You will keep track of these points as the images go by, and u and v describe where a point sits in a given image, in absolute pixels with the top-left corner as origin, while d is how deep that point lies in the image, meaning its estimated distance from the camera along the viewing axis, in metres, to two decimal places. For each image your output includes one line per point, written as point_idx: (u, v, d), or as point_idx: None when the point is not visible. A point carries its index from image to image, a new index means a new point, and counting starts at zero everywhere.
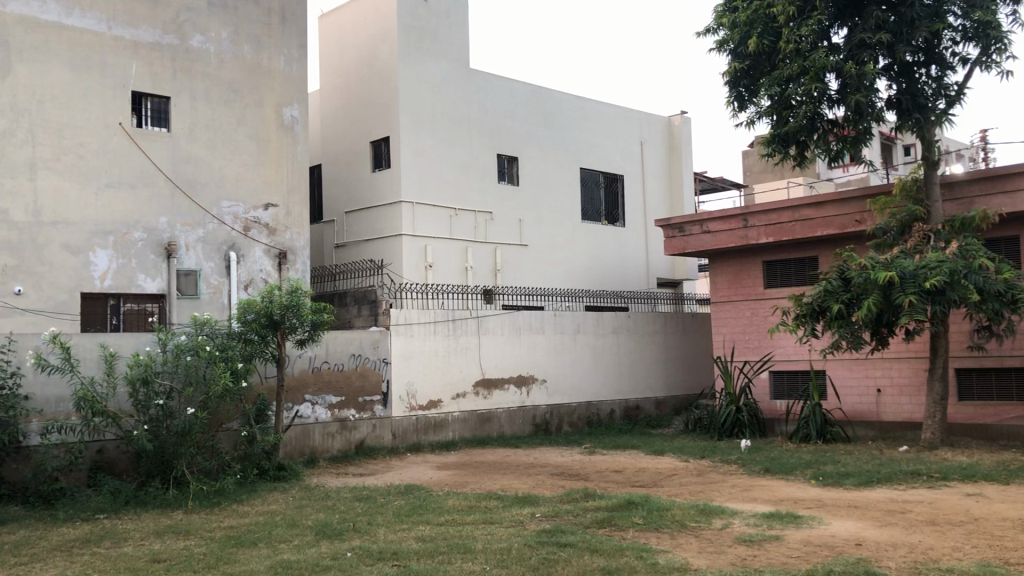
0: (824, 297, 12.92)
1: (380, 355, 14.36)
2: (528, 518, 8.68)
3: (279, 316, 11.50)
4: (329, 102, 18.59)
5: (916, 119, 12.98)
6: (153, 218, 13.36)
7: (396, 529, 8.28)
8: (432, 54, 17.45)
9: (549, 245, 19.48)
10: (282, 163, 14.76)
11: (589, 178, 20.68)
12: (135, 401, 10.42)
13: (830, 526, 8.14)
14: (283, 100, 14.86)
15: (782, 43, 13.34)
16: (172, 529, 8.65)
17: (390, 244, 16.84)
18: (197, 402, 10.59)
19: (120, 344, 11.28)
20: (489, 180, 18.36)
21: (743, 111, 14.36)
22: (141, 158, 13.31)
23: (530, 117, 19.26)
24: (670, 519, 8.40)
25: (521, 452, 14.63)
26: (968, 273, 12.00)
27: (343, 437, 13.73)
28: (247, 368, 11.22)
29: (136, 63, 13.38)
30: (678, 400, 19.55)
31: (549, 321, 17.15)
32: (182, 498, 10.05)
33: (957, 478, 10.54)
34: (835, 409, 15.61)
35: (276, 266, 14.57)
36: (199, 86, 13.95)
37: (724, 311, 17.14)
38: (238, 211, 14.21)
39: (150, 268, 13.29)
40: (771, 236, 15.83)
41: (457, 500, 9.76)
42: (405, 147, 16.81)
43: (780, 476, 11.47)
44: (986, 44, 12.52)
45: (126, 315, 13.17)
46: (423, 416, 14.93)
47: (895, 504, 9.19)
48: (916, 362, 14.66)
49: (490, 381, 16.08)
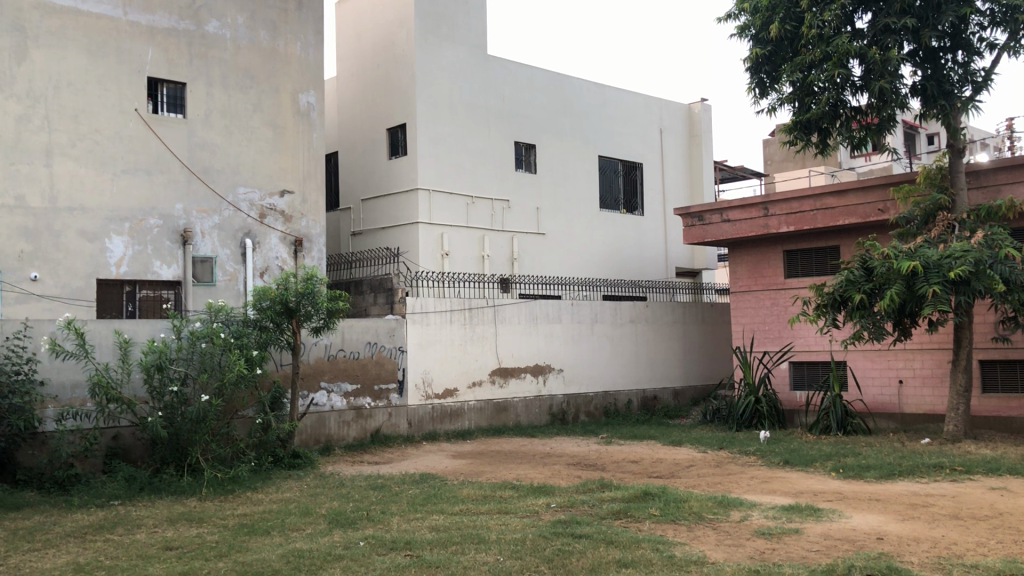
0: (845, 286, 12.72)
1: (396, 343, 14.29)
2: (543, 508, 8.58)
3: (294, 303, 11.44)
4: (346, 89, 18.49)
5: (941, 106, 12.74)
6: (168, 205, 13.32)
7: (410, 519, 8.20)
8: (450, 40, 17.32)
9: (567, 233, 19.33)
10: (298, 149, 14.69)
11: (608, 167, 20.49)
12: (150, 388, 10.40)
13: (851, 519, 7.99)
14: (299, 87, 14.77)
15: (805, 29, 13.11)
16: (185, 516, 8.61)
17: (407, 231, 16.75)
18: (212, 389, 10.56)
19: (136, 330, 11.25)
20: (506, 168, 18.23)
21: (764, 98, 14.14)
22: (158, 144, 13.27)
23: (548, 105, 19.10)
24: (687, 511, 8.27)
25: (537, 441, 14.53)
26: (994, 263, 11.75)
27: (358, 425, 13.68)
28: (262, 355, 11.18)
29: (152, 48, 13.34)
30: (697, 391, 19.39)
31: (567, 310, 17.02)
32: (197, 485, 10.03)
33: (981, 472, 10.33)
34: (856, 400, 15.41)
35: (292, 253, 14.51)
36: (215, 72, 13.89)
37: (743, 301, 16.95)
38: (254, 198, 14.16)
39: (165, 255, 13.26)
40: (792, 225, 15.61)
41: (472, 490, 9.68)
42: (423, 134, 16.70)
43: (799, 468, 11.31)
44: (1015, 28, 12.25)
45: (141, 302, 13.16)
46: (439, 404, 14.86)
47: (917, 497, 9.02)
48: (939, 353, 14.44)
49: (507, 370, 15.97)
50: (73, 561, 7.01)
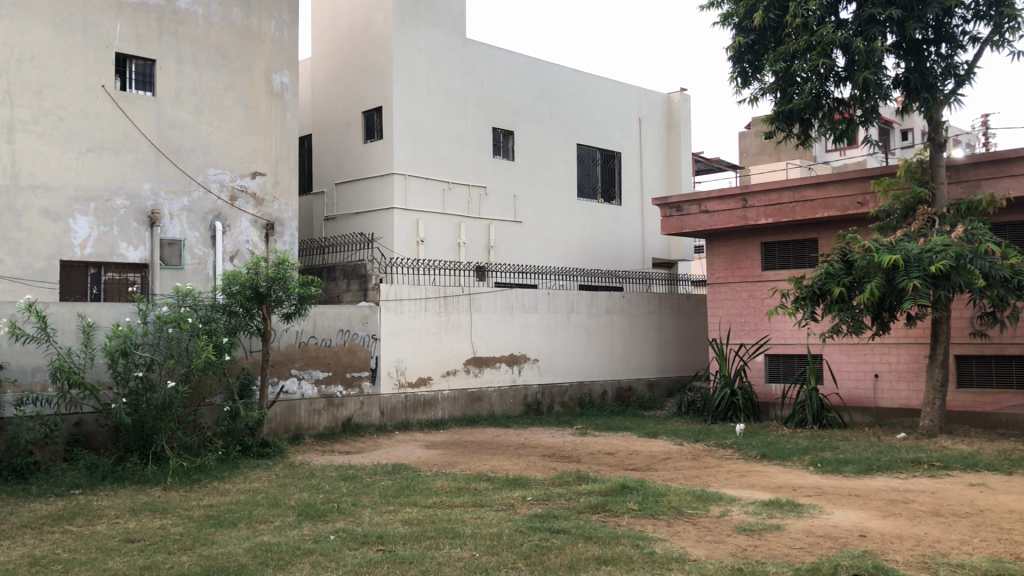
0: (824, 279, 12.61)
1: (369, 330, 14.01)
2: (519, 501, 8.38)
3: (265, 288, 11.14)
4: (321, 71, 18.11)
5: (924, 98, 12.62)
6: (136, 185, 12.93)
7: (382, 511, 7.96)
8: (428, 23, 17.00)
9: (544, 222, 19.11)
10: (271, 131, 14.33)
11: (586, 155, 20.28)
12: (114, 373, 10.07)
13: (832, 516, 7.85)
14: (273, 66, 14.39)
15: (789, 18, 12.95)
16: (149, 506, 8.31)
17: (381, 217, 16.45)
18: (178, 375, 10.25)
19: (100, 314, 10.88)
20: (483, 154, 17.96)
21: (746, 87, 13.98)
22: (125, 122, 12.87)
23: (527, 91, 18.84)
24: (666, 505, 8.10)
25: (511, 432, 14.33)
26: (974, 258, 11.66)
27: (329, 414, 13.41)
28: (231, 342, 10.87)
29: (121, 23, 12.94)
30: (672, 382, 19.26)
31: (543, 299, 16.81)
32: (161, 474, 9.72)
33: (959, 468, 10.26)
34: (832, 394, 15.35)
35: (263, 237, 14.17)
36: (186, 49, 13.49)
37: (720, 293, 16.84)
38: (224, 179, 13.78)
39: (132, 236, 12.87)
40: (770, 217, 15.48)
41: (446, 481, 9.46)
42: (399, 118, 16.39)
43: (777, 462, 11.19)
44: (999, 22, 12.19)
45: (107, 285, 12.77)
46: (412, 393, 14.61)
47: (897, 493, 8.92)
48: (915, 347, 14.41)
49: (482, 360, 15.75)
50: (27, 554, 6.68)
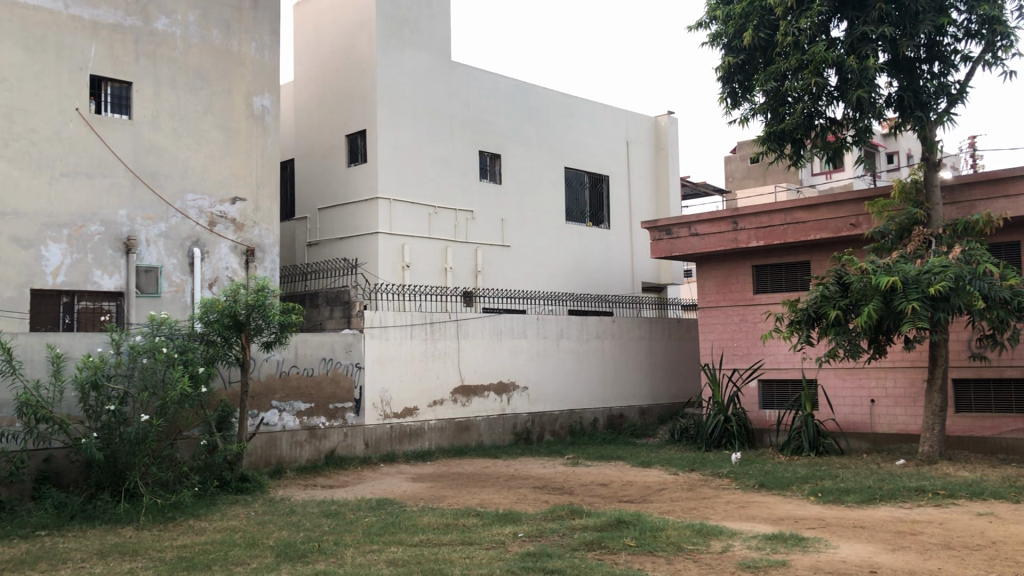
0: (820, 302, 12.32)
1: (353, 359, 13.60)
2: (509, 538, 7.98)
3: (244, 316, 10.73)
4: (303, 94, 17.80)
5: (917, 117, 12.40)
6: (111, 211, 12.53)
7: (366, 551, 7.54)
8: (412, 45, 16.74)
9: (532, 246, 18.80)
10: (251, 154, 13.99)
11: (574, 178, 20.03)
12: (85, 407, 9.64)
13: (839, 550, 7.49)
14: (253, 89, 14.08)
15: (779, 36, 12.73)
16: (118, 548, 7.85)
17: (365, 242, 16.09)
18: (154, 408, 9.85)
19: (71, 344, 10.42)
20: (470, 178, 17.65)
21: (736, 108, 13.75)
22: (100, 146, 12.48)
23: (514, 113, 18.59)
24: (665, 541, 7.72)
25: (500, 462, 13.91)
26: (973, 278, 11.37)
27: (312, 446, 12.97)
28: (209, 372, 10.45)
29: (96, 45, 12.58)
30: (664, 409, 18.90)
31: (532, 325, 16.46)
32: (134, 512, 9.26)
33: (964, 496, 9.91)
34: (828, 419, 14.99)
35: (243, 263, 13.79)
36: (163, 71, 13.17)
37: (712, 317, 16.52)
38: (203, 205, 13.41)
39: (107, 264, 12.46)
40: (762, 239, 15.22)
41: (433, 517, 9.03)
42: (383, 141, 16.07)
43: (776, 492, 10.81)
44: (991, 40, 12.05)
45: (80, 314, 12.32)
46: (398, 424, 14.18)
47: (904, 525, 8.55)
48: (912, 371, 14.13)
49: (469, 388, 15.35)
50: None
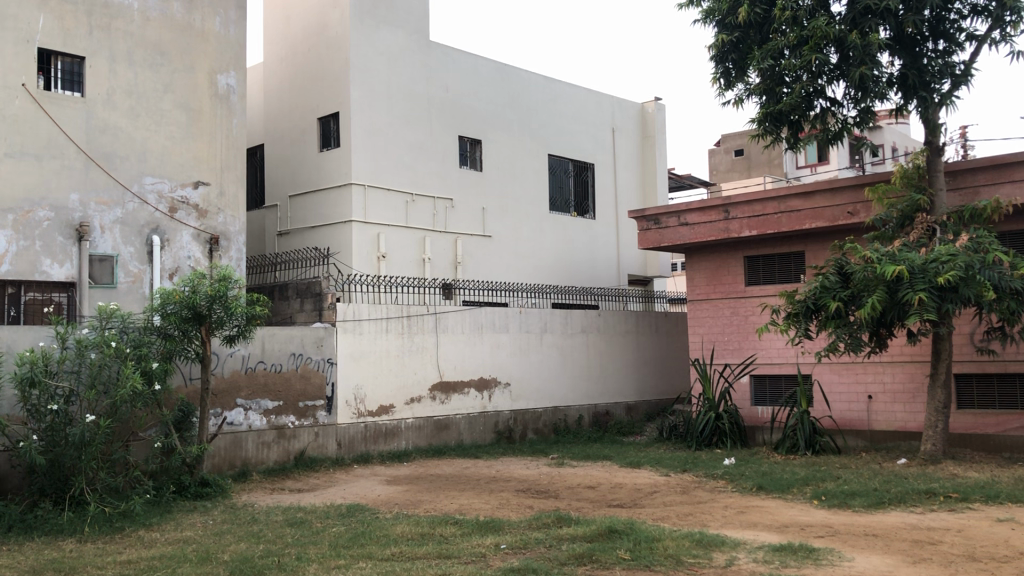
0: (818, 293, 11.64)
1: (325, 354, 12.80)
2: (491, 551, 7.22)
3: (205, 308, 9.92)
4: (273, 77, 16.93)
5: (921, 97, 11.72)
6: (62, 196, 11.66)
7: (331, 567, 6.76)
8: (388, 23, 15.94)
9: (514, 236, 18.03)
10: (215, 136, 13.16)
11: (558, 166, 19.30)
12: (26, 406, 8.83)
13: (855, 563, 6.78)
14: (217, 67, 13.27)
15: (777, 11, 12.04)
16: (53, 565, 7.03)
17: (338, 231, 15.27)
18: (102, 408, 9.03)
19: (14, 339, 9.58)
20: (449, 164, 16.87)
21: (730, 89, 13.03)
22: (50, 125, 11.61)
23: (495, 97, 17.83)
24: (662, 553, 6.97)
25: (481, 463, 13.15)
26: (982, 268, 10.70)
27: (280, 448, 12.17)
28: (165, 369, 9.65)
29: (44, 16, 11.69)
30: (651, 406, 18.20)
31: (514, 319, 15.71)
32: (79, 521, 8.41)
33: (979, 500, 9.22)
34: (824, 416, 14.35)
35: (207, 252, 12.99)
36: (119, 46, 12.32)
37: (702, 310, 15.83)
38: (163, 189, 12.58)
39: (57, 252, 11.59)
40: (755, 228, 14.53)
41: (407, 526, 8.25)
42: (357, 124, 15.26)
43: (777, 496, 10.12)
44: (999, 16, 11.40)
45: (27, 307, 11.39)
46: (373, 423, 13.40)
47: (920, 533, 7.85)
48: (911, 366, 13.49)
49: (448, 385, 14.58)
50: None
